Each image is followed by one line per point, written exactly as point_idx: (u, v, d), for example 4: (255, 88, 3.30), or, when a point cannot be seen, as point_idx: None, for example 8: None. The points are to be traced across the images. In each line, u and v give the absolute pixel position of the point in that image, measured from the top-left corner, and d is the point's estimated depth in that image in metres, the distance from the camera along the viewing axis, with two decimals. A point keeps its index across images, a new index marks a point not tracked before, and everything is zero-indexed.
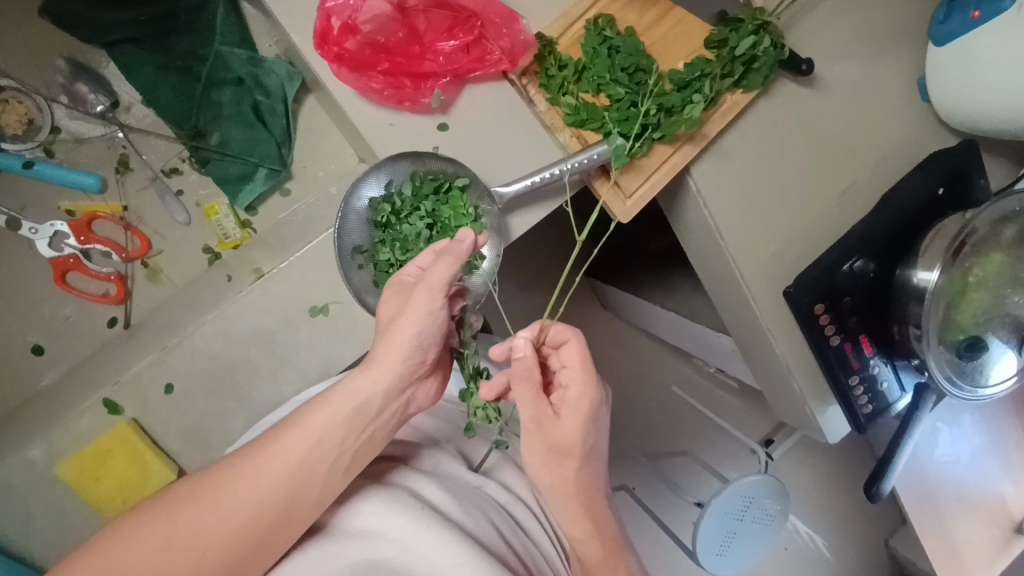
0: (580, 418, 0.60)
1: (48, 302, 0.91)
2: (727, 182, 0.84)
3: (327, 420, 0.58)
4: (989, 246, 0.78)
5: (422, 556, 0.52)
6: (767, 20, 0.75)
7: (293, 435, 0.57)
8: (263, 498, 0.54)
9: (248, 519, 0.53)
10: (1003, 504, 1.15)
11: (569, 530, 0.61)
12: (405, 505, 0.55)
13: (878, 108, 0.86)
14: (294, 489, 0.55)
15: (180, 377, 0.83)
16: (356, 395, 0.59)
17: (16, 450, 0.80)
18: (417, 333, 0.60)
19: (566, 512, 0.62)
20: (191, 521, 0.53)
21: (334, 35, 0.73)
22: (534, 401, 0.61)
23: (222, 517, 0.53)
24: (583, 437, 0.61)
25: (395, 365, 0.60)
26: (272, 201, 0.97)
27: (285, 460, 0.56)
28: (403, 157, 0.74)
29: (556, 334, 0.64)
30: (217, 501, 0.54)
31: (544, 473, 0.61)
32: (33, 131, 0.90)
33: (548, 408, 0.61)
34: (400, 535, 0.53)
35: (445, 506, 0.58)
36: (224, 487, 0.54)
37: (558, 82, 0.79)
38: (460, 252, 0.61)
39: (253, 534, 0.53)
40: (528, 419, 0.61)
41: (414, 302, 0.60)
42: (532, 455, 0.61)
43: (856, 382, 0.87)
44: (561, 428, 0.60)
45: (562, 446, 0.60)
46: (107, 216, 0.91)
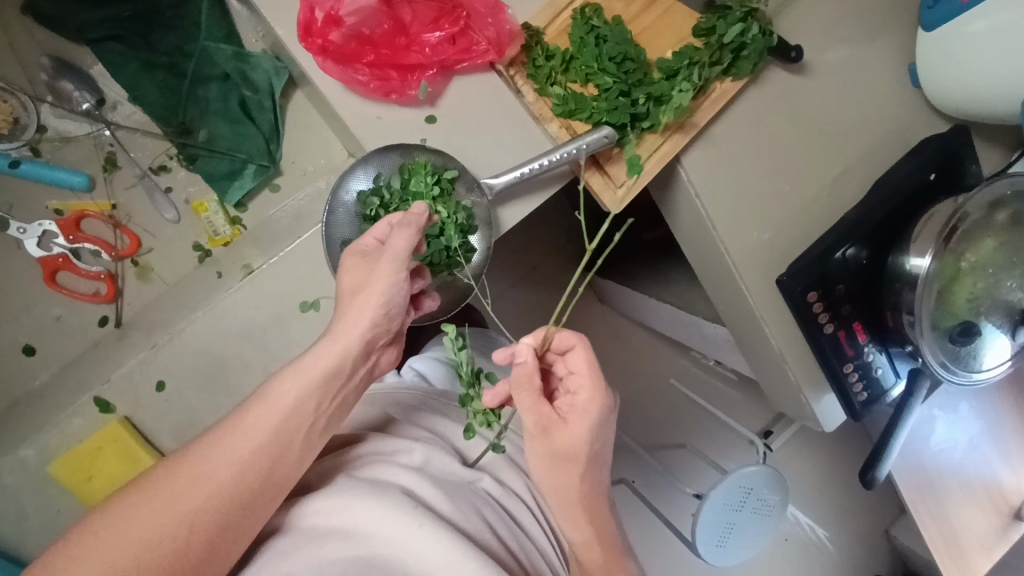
0: (588, 425, 0.60)
1: (39, 301, 0.91)
2: (718, 171, 0.84)
3: (302, 387, 0.58)
4: (984, 229, 0.78)
5: (417, 555, 0.52)
6: (755, 7, 0.75)
7: (268, 402, 0.57)
8: (243, 469, 0.53)
9: (229, 493, 0.52)
10: (1001, 490, 1.15)
11: (569, 533, 0.61)
12: (399, 501, 0.55)
13: (867, 93, 0.86)
14: (273, 458, 0.55)
15: (171, 374, 0.82)
16: (327, 359, 0.60)
17: (7, 450, 0.79)
18: (385, 300, 0.63)
19: (567, 514, 0.61)
20: (169, 504, 0.50)
21: (318, 27, 0.73)
22: (536, 405, 0.61)
23: (200, 490, 0.52)
24: (590, 442, 0.60)
25: (364, 331, 0.62)
26: (261, 197, 0.96)
27: (262, 428, 0.56)
28: (391, 149, 0.74)
29: (561, 341, 0.63)
30: (193, 479, 0.52)
31: (549, 475, 0.61)
32: (19, 130, 0.89)
33: (553, 413, 0.61)
34: (396, 535, 0.53)
35: (435, 504, 0.58)
36: (199, 466, 0.53)
37: (546, 72, 0.78)
38: (418, 224, 0.66)
39: (233, 511, 0.52)
40: (530, 423, 0.61)
41: (381, 271, 0.63)
42: (536, 459, 0.62)
43: (850, 370, 0.87)
44: (567, 434, 0.60)
45: (568, 451, 0.60)
46: (96, 215, 0.90)
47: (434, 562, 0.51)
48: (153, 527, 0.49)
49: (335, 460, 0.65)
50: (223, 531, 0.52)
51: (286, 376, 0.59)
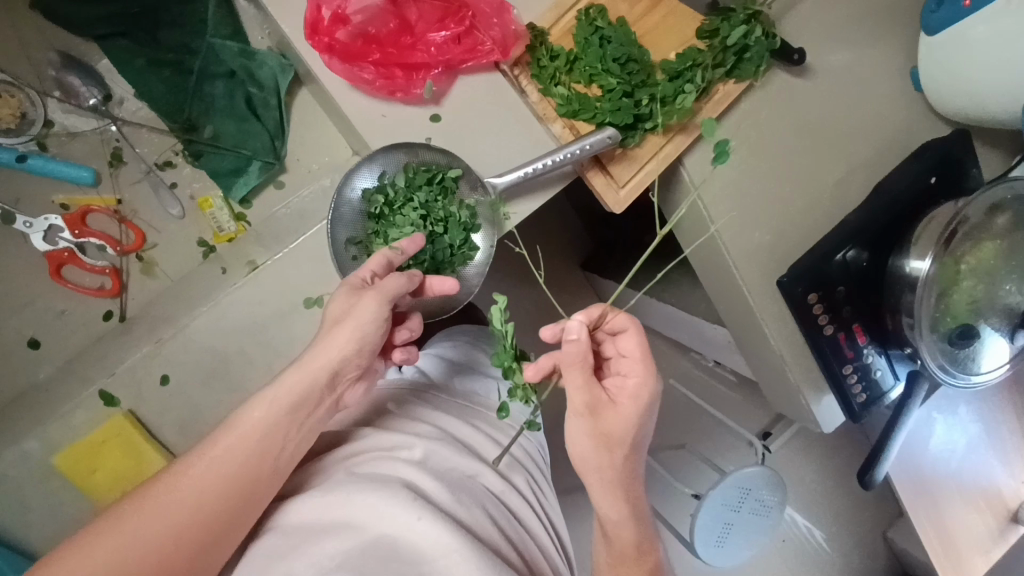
0: (638, 408, 0.61)
1: (44, 295, 0.91)
2: (720, 171, 0.84)
3: (274, 411, 0.59)
4: (982, 233, 0.78)
5: (422, 546, 0.52)
6: (757, 9, 0.76)
7: (247, 419, 0.58)
8: (229, 476, 0.55)
9: (217, 498, 0.54)
10: (1000, 493, 1.16)
11: (607, 514, 0.63)
12: (399, 494, 0.55)
13: (870, 96, 0.87)
14: (257, 462, 0.57)
15: (175, 368, 0.83)
16: (302, 383, 0.61)
17: (11, 443, 0.79)
18: (362, 335, 0.64)
19: (611, 495, 0.63)
20: (160, 511, 0.52)
21: (325, 26, 0.73)
22: (587, 386, 0.61)
23: (174, 513, 0.53)
24: (637, 425, 0.62)
25: (339, 356, 0.63)
26: (266, 193, 0.97)
27: (235, 450, 0.56)
28: (396, 147, 0.75)
29: (615, 321, 0.64)
30: (181, 485, 0.54)
31: (589, 456, 0.62)
32: (26, 125, 0.90)
33: (603, 394, 0.62)
34: (399, 525, 0.53)
35: (437, 497, 0.58)
36: (188, 474, 0.54)
37: (549, 73, 0.79)
38: (407, 266, 0.68)
39: (223, 513, 0.54)
40: (579, 402, 0.61)
41: (363, 307, 0.64)
42: (581, 438, 0.62)
43: (849, 371, 0.87)
44: (616, 415, 0.61)
45: (614, 433, 0.61)
46: (102, 209, 0.91)
47: (438, 552, 0.52)
48: (144, 533, 0.51)
49: (336, 458, 0.65)
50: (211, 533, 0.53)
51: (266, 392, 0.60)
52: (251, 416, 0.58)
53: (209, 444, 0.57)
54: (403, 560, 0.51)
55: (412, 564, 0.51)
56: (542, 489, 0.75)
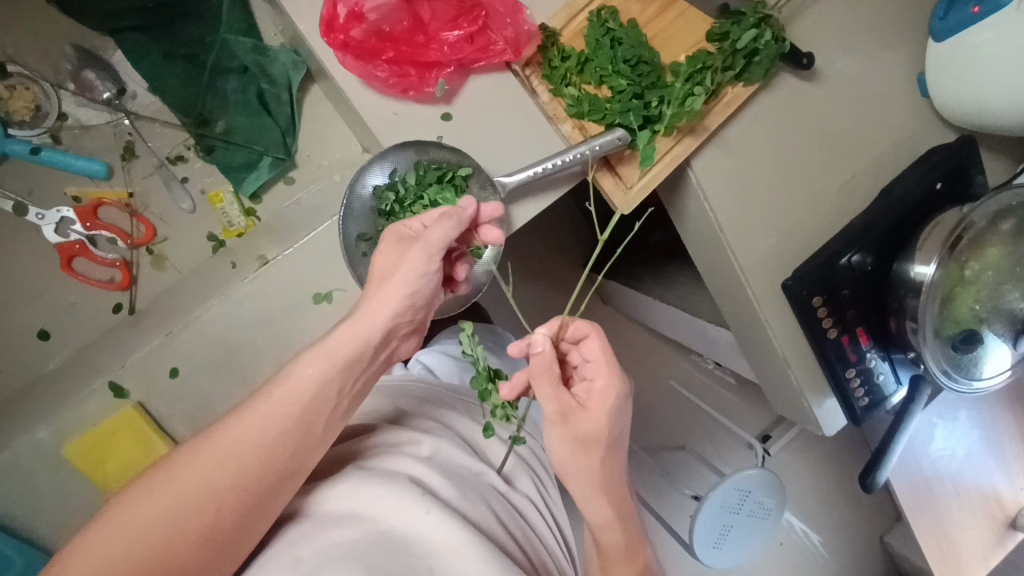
0: (607, 409, 0.61)
1: (54, 287, 0.92)
2: (728, 173, 0.85)
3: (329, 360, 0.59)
4: (988, 238, 0.79)
5: (428, 542, 0.53)
6: (768, 13, 0.77)
7: (281, 394, 0.57)
8: (256, 458, 0.53)
9: (246, 482, 0.52)
10: (998, 499, 1.17)
11: (592, 515, 0.64)
12: (402, 490, 0.56)
13: (878, 102, 0.87)
14: (285, 446, 0.55)
15: (184, 360, 0.83)
16: (354, 334, 0.61)
17: (22, 432, 0.80)
18: (410, 291, 0.64)
19: (596, 495, 0.63)
20: (187, 492, 0.50)
21: (340, 23, 0.74)
22: (556, 394, 0.61)
23: (236, 453, 0.53)
24: (610, 426, 0.61)
25: (388, 312, 0.63)
26: (276, 189, 0.97)
27: (291, 397, 0.57)
28: (408, 145, 0.75)
29: (575, 329, 0.64)
30: (208, 466, 0.52)
31: (566, 460, 0.62)
32: (40, 118, 0.90)
33: (572, 400, 0.62)
34: (403, 519, 0.54)
35: (445, 493, 0.59)
36: (212, 455, 0.52)
37: (561, 73, 0.79)
38: (460, 218, 0.67)
39: (251, 501, 0.52)
40: (549, 409, 0.61)
41: (412, 258, 0.64)
42: (558, 446, 0.62)
43: (852, 375, 0.88)
44: (588, 418, 0.61)
45: (591, 435, 0.61)
46: (113, 202, 0.92)
47: (448, 548, 0.52)
48: (173, 514, 0.49)
49: (344, 452, 0.64)
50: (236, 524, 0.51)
51: (301, 364, 0.59)
52: (276, 398, 0.56)
53: (236, 421, 0.55)
54: (407, 553, 0.51)
55: (419, 557, 0.52)
56: (545, 488, 0.75)
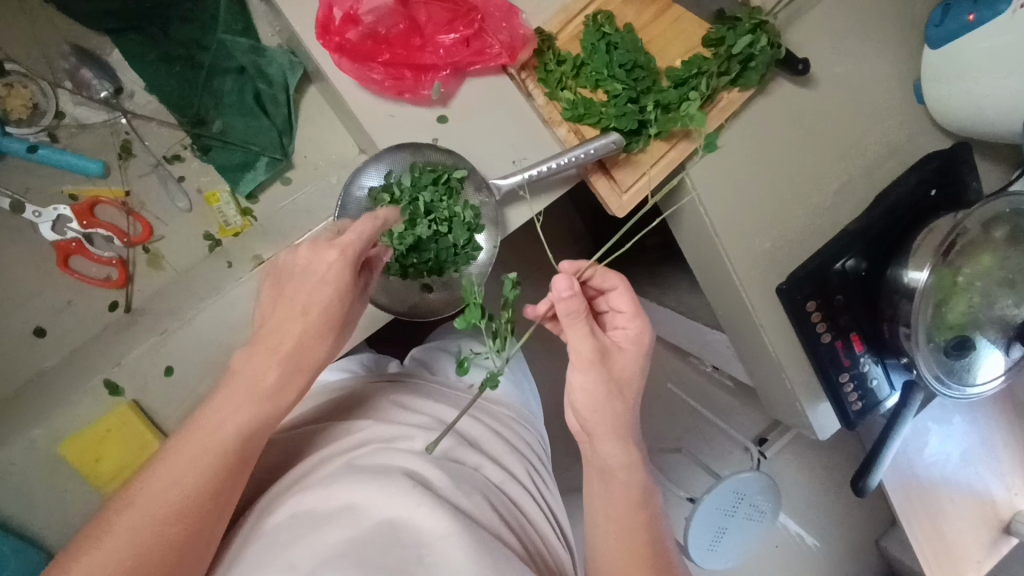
0: (638, 351, 0.64)
1: (51, 285, 0.92)
2: (723, 177, 0.85)
3: (267, 368, 0.60)
4: (979, 245, 0.79)
5: (421, 531, 0.53)
6: (764, 19, 0.77)
7: (227, 396, 0.59)
8: (209, 464, 0.56)
9: (204, 484, 0.55)
10: (993, 504, 1.16)
11: (613, 457, 0.63)
12: (402, 483, 0.56)
13: (873, 108, 0.87)
14: (234, 446, 0.57)
15: (179, 360, 0.83)
16: (288, 334, 0.62)
17: (15, 431, 0.80)
18: (321, 293, 0.63)
19: (609, 439, 0.63)
20: (137, 519, 0.52)
21: (335, 26, 0.75)
22: (591, 336, 0.62)
23: (180, 475, 0.54)
24: (638, 369, 0.64)
25: (308, 311, 0.63)
26: (273, 189, 0.97)
27: (228, 415, 0.58)
28: (402, 146, 0.76)
29: (602, 278, 0.66)
30: (169, 473, 0.55)
31: (598, 404, 0.62)
32: (38, 116, 0.91)
33: (607, 343, 0.64)
34: (398, 508, 0.55)
35: (435, 482, 0.59)
36: (172, 464, 0.55)
37: (556, 77, 0.80)
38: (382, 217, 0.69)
39: (207, 501, 0.55)
40: (584, 352, 0.62)
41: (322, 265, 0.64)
42: (591, 389, 0.62)
43: (846, 379, 0.88)
44: (621, 358, 0.64)
45: (621, 377, 0.63)
46: (110, 201, 0.92)
47: (438, 537, 0.53)
48: (142, 519, 0.53)
49: (338, 448, 0.65)
50: (202, 521, 0.54)
51: (244, 362, 0.61)
52: (225, 402, 0.58)
53: (189, 431, 0.57)
54: (403, 543, 0.52)
55: (412, 545, 0.52)
56: (542, 479, 0.75)
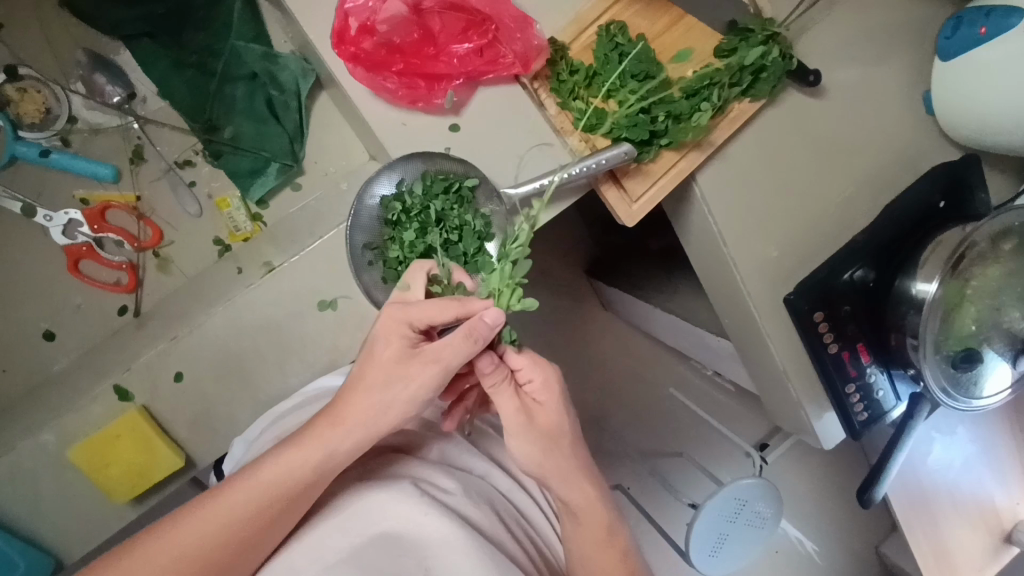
0: (556, 400, 0.62)
1: (60, 289, 0.92)
2: (733, 189, 0.85)
3: (337, 434, 0.57)
4: (988, 258, 0.79)
5: (428, 538, 0.55)
6: (776, 31, 0.78)
7: (294, 451, 0.57)
8: (259, 512, 0.55)
9: (244, 531, 0.54)
10: (995, 512, 1.17)
11: (570, 499, 0.64)
12: (405, 494, 0.57)
13: (882, 120, 0.88)
14: (284, 504, 0.56)
15: (189, 365, 0.83)
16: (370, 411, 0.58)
17: (24, 436, 0.80)
18: (403, 391, 0.58)
19: (566, 485, 0.63)
20: (189, 536, 0.53)
21: (351, 35, 0.75)
22: (513, 402, 0.61)
23: (236, 506, 0.55)
24: (564, 416, 0.63)
25: (380, 400, 0.58)
26: (282, 195, 0.98)
27: (293, 465, 0.56)
28: (414, 156, 0.76)
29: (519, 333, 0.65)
30: (224, 505, 0.55)
31: (537, 461, 0.62)
32: (50, 121, 0.91)
33: (527, 403, 0.62)
34: (405, 512, 0.56)
35: (440, 488, 0.60)
36: (224, 501, 0.55)
37: (569, 87, 0.79)
38: (466, 308, 0.59)
39: (246, 546, 0.55)
40: (515, 422, 0.61)
41: (403, 353, 0.58)
42: (522, 448, 0.62)
43: (852, 390, 0.88)
44: (544, 412, 0.62)
45: (549, 431, 0.62)
46: (121, 206, 0.92)
47: (444, 543, 0.54)
48: (182, 544, 0.53)
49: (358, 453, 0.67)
50: (239, 560, 0.55)
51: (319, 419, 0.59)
52: (281, 458, 0.56)
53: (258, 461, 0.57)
54: (404, 556, 0.54)
55: (415, 555, 0.54)
56: None
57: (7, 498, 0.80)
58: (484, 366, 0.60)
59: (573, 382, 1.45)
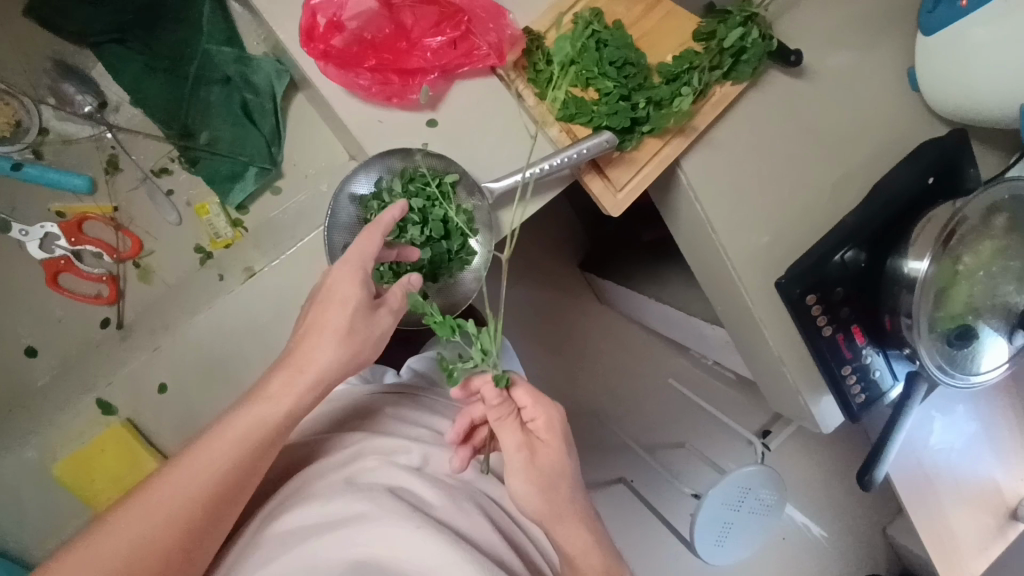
0: (563, 436, 0.64)
1: (41, 303, 0.91)
2: (717, 172, 0.84)
3: (299, 389, 0.59)
4: (980, 233, 0.78)
5: (422, 565, 0.52)
6: (755, 11, 0.76)
7: (258, 405, 0.58)
8: (228, 471, 0.55)
9: (219, 492, 0.55)
10: (998, 490, 1.16)
11: (571, 547, 0.62)
12: (396, 516, 0.54)
13: (868, 98, 0.86)
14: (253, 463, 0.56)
15: (173, 375, 0.82)
16: (334, 352, 0.60)
17: (11, 451, 0.80)
18: (370, 329, 0.62)
19: (562, 529, 0.62)
20: (154, 504, 0.52)
21: (320, 32, 0.73)
22: (514, 438, 0.63)
23: (202, 466, 0.54)
24: (567, 455, 0.64)
25: (350, 349, 0.61)
26: (262, 199, 0.96)
27: (254, 419, 0.57)
28: (392, 153, 0.75)
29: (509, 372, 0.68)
30: (186, 470, 0.54)
31: (535, 500, 0.62)
32: (22, 133, 0.90)
33: (531, 438, 0.64)
34: (392, 532, 0.53)
35: (423, 498, 0.59)
36: (187, 466, 0.54)
37: (546, 76, 0.78)
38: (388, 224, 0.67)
39: (223, 505, 0.55)
40: (515, 458, 0.62)
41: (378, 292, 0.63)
42: (522, 486, 0.62)
43: (847, 372, 0.87)
44: (549, 449, 0.63)
45: (553, 468, 0.62)
46: (98, 216, 0.91)
47: (439, 565, 0.52)
48: (143, 530, 0.51)
49: (322, 444, 0.67)
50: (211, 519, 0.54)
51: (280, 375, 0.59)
52: (246, 415, 0.57)
53: (222, 422, 0.57)
54: None
55: None
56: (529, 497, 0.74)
57: None
58: (489, 397, 0.62)
59: (567, 377, 1.44)
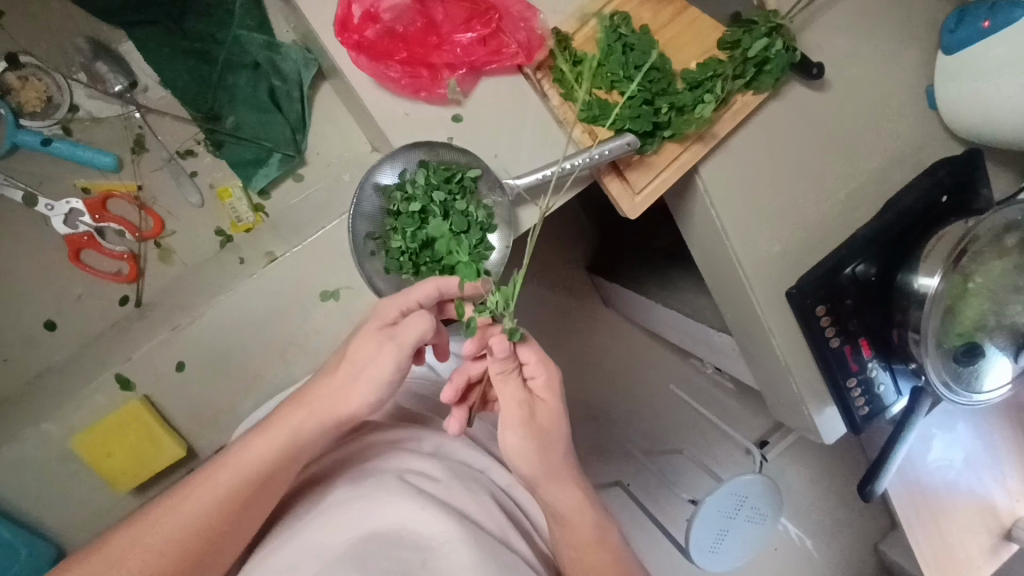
0: (558, 393, 0.64)
1: (61, 279, 0.92)
2: (735, 180, 0.85)
3: (327, 400, 0.61)
4: (992, 252, 0.79)
5: (425, 535, 0.54)
6: (780, 23, 0.77)
7: (293, 414, 0.60)
8: (257, 473, 0.58)
9: (247, 492, 0.58)
10: (994, 509, 1.16)
11: (562, 506, 0.65)
12: (404, 495, 0.56)
13: (886, 114, 0.87)
14: (280, 467, 0.59)
15: (191, 355, 0.84)
16: (366, 372, 0.61)
17: (28, 425, 0.80)
18: (396, 362, 0.61)
19: (554, 485, 0.65)
20: (191, 501, 0.57)
21: (354, 23, 0.75)
22: (515, 399, 0.62)
23: (234, 467, 0.58)
24: (562, 413, 0.65)
25: (382, 373, 0.61)
26: (284, 186, 0.98)
27: (286, 427, 0.60)
28: (417, 145, 0.75)
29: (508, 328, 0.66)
30: (222, 472, 0.58)
31: (533, 460, 0.63)
32: (51, 109, 0.91)
33: (530, 396, 0.64)
34: (399, 509, 0.55)
35: (433, 479, 0.61)
36: (222, 468, 0.58)
37: (571, 78, 0.78)
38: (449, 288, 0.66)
39: (252, 506, 0.58)
40: (515, 414, 0.62)
41: (407, 327, 0.62)
42: (519, 444, 0.63)
43: (853, 384, 0.88)
44: (546, 406, 0.64)
45: (549, 426, 0.64)
46: (122, 195, 0.93)
47: (442, 540, 0.54)
48: (178, 525, 0.55)
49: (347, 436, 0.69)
50: (240, 518, 0.57)
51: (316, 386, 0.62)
52: (279, 423, 0.60)
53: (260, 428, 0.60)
54: (403, 544, 0.53)
55: (412, 548, 0.53)
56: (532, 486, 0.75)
57: (9, 486, 0.80)
58: (497, 351, 0.60)
59: (571, 378, 1.45)
